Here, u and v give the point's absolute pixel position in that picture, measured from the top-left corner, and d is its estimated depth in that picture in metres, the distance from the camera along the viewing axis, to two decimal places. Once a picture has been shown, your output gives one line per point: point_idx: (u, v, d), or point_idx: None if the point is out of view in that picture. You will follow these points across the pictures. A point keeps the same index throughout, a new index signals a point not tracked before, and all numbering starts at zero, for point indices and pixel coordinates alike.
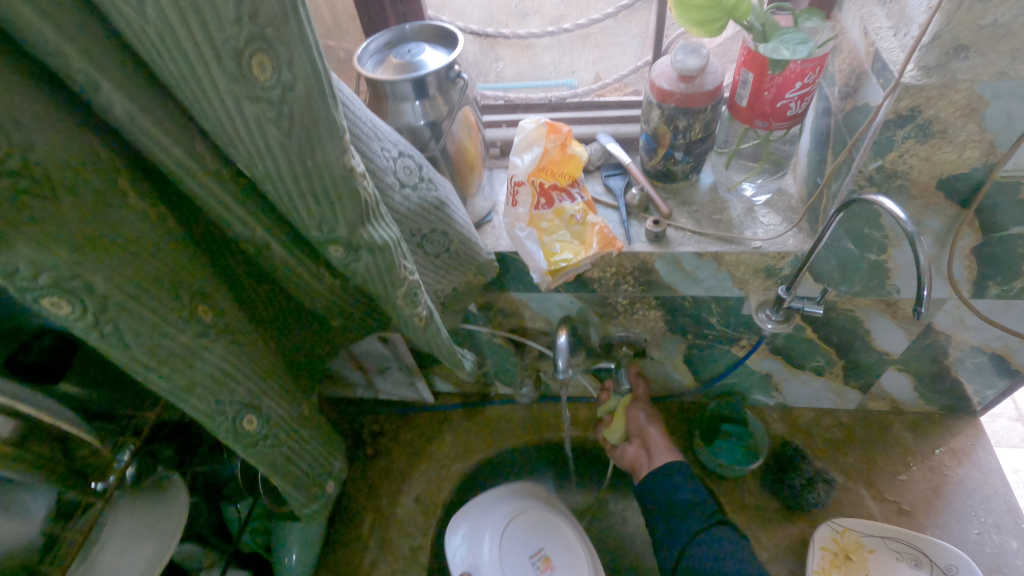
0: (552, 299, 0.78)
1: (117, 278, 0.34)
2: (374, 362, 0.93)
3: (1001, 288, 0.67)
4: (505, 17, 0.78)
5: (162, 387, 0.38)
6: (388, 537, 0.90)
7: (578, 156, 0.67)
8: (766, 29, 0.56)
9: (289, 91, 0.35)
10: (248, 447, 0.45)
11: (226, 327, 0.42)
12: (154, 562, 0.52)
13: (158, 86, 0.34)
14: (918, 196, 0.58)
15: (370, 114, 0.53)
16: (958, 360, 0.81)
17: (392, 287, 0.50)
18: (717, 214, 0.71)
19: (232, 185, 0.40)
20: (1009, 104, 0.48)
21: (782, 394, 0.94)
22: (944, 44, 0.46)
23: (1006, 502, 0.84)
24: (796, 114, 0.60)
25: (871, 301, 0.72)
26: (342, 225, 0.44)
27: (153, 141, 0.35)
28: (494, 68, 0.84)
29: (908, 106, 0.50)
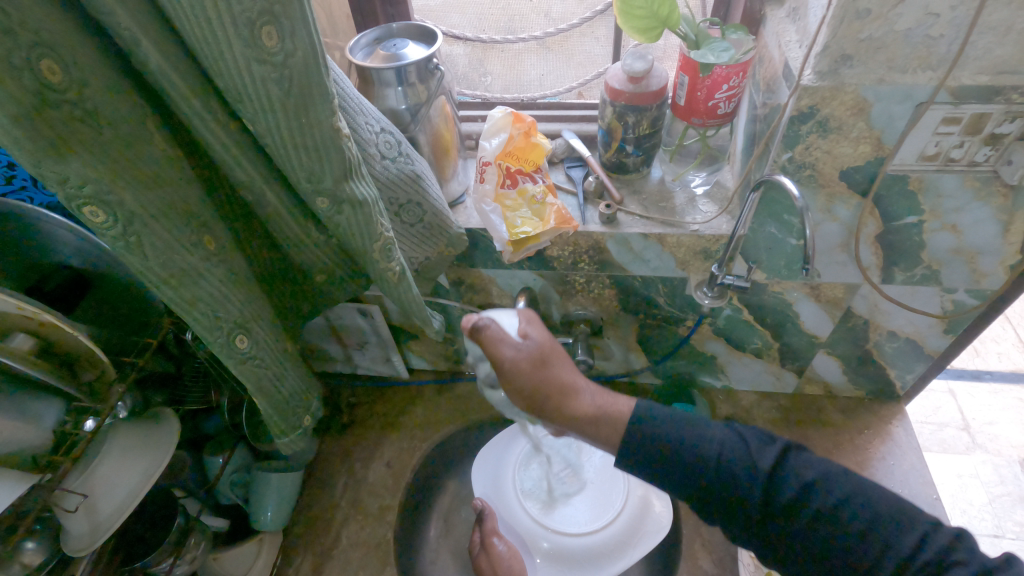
0: (516, 275, 0.87)
1: (141, 198, 0.42)
2: (354, 336, 1.00)
3: (906, 274, 0.77)
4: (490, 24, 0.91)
5: (170, 298, 0.46)
6: (358, 496, 0.96)
7: (540, 145, 0.76)
8: (698, 38, 0.67)
9: (290, 58, 0.43)
10: (238, 365, 0.53)
11: (225, 257, 0.50)
12: (147, 474, 0.60)
13: (186, 48, 0.43)
14: (825, 186, 0.68)
15: (358, 92, 0.62)
16: (879, 345, 0.90)
17: (369, 240, 0.58)
18: (663, 202, 0.81)
19: (237, 138, 0.49)
20: (887, 105, 0.59)
21: (726, 376, 1.02)
22: (833, 53, 0.56)
23: (922, 476, 0.93)
24: (726, 113, 0.71)
25: (796, 284, 0.81)
26: (329, 179, 0.52)
27: (178, 93, 0.43)
28: (483, 82, 0.96)
29: (808, 105, 0.60)
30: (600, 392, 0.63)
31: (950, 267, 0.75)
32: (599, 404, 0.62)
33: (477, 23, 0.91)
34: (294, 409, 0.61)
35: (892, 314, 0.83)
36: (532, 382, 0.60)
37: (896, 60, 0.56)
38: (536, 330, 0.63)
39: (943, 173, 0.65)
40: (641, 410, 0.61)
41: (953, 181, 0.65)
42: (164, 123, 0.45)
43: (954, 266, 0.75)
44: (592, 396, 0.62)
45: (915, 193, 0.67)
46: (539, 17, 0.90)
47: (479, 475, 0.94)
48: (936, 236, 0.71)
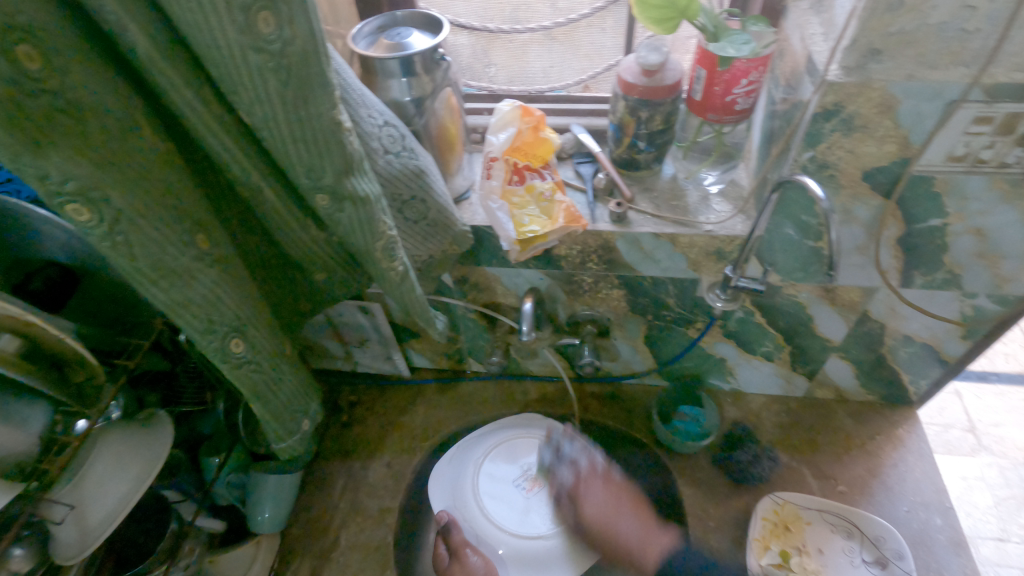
0: (522, 274, 0.84)
1: (129, 197, 0.39)
2: (355, 334, 0.98)
3: (926, 278, 0.74)
4: (497, 15, 0.86)
5: (160, 300, 0.43)
6: (358, 497, 0.94)
7: (549, 140, 0.74)
8: (717, 30, 0.63)
9: (288, 46, 0.41)
10: (233, 369, 0.50)
11: (219, 257, 0.48)
12: (139, 478, 0.58)
13: (175, 35, 0.40)
14: (846, 186, 0.65)
15: (360, 84, 0.59)
16: (893, 349, 0.87)
17: (371, 239, 0.55)
18: (675, 200, 0.78)
19: (233, 131, 0.46)
20: (917, 102, 0.56)
21: (736, 379, 1.00)
22: (861, 48, 0.54)
23: (934, 483, 0.91)
24: (743, 108, 0.68)
25: (811, 287, 0.79)
26: (329, 175, 0.49)
27: (171, 85, 0.41)
28: (487, 73, 0.92)
29: (832, 102, 0.57)
30: (643, 526, 0.82)
31: (971, 272, 0.72)
32: (643, 545, 0.81)
33: (482, 13, 0.86)
34: (293, 414, 0.59)
35: (908, 319, 0.81)
36: (597, 529, 0.82)
37: (927, 55, 0.53)
38: (597, 492, 0.84)
39: (970, 175, 0.62)
40: (672, 556, 0.80)
41: (980, 183, 0.63)
42: (155, 115, 0.43)
43: (975, 271, 0.72)
44: (637, 531, 0.81)
45: (940, 195, 0.64)
46: (545, 7, 0.84)
47: (439, 486, 0.91)
48: (959, 240, 0.69)
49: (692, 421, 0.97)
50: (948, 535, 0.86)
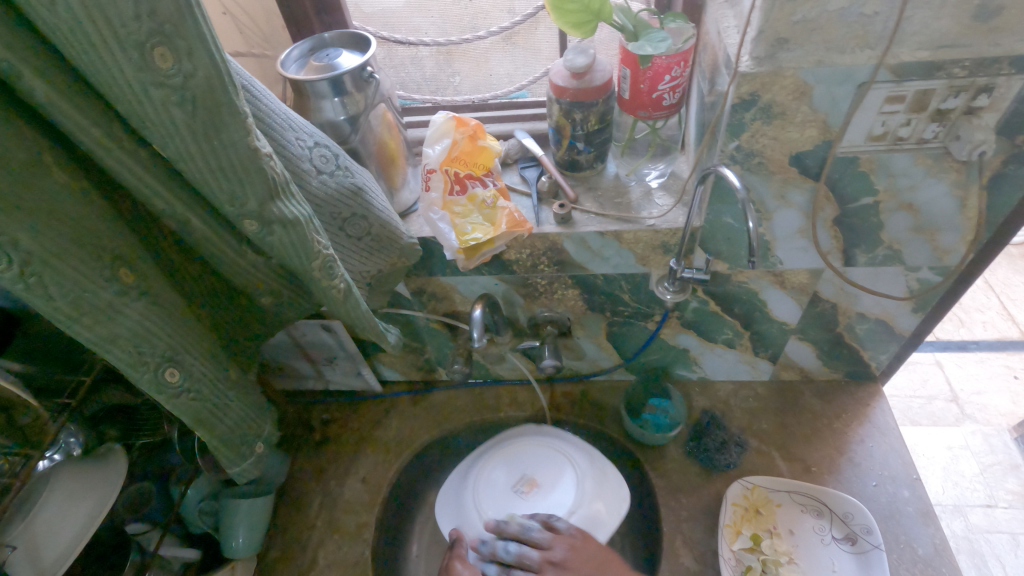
0: (477, 281, 0.85)
1: (38, 236, 0.40)
2: (321, 352, 0.99)
3: (868, 255, 0.75)
4: (457, 32, 0.87)
5: (85, 336, 0.44)
6: (334, 515, 0.94)
7: (489, 148, 0.75)
8: (636, 28, 0.65)
9: (189, 78, 0.42)
10: (171, 399, 0.51)
11: (147, 290, 0.48)
12: (92, 517, 0.58)
13: (75, 77, 0.41)
14: (776, 172, 0.66)
15: (287, 108, 0.60)
16: (850, 327, 0.89)
17: (305, 259, 0.56)
18: (620, 197, 0.79)
19: (151, 165, 0.47)
20: (829, 87, 0.57)
21: (702, 368, 1.01)
22: (768, 38, 0.55)
23: (902, 456, 0.92)
24: (671, 104, 0.69)
25: (760, 273, 0.80)
26: (252, 200, 0.50)
27: (75, 124, 0.41)
28: (451, 83, 0.94)
29: (748, 92, 0.59)
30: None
31: (912, 247, 0.74)
32: None
33: (441, 26, 0.87)
34: (243, 437, 0.60)
35: (859, 296, 0.82)
36: None
37: (832, 40, 0.55)
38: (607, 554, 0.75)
39: (894, 152, 0.63)
40: None
41: (904, 160, 0.64)
42: (67, 155, 0.43)
43: (915, 245, 0.73)
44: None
45: (867, 174, 0.66)
46: (502, 12, 0.86)
47: (443, 515, 0.90)
48: (894, 216, 0.70)
49: (662, 413, 0.99)
50: (917, 507, 0.87)
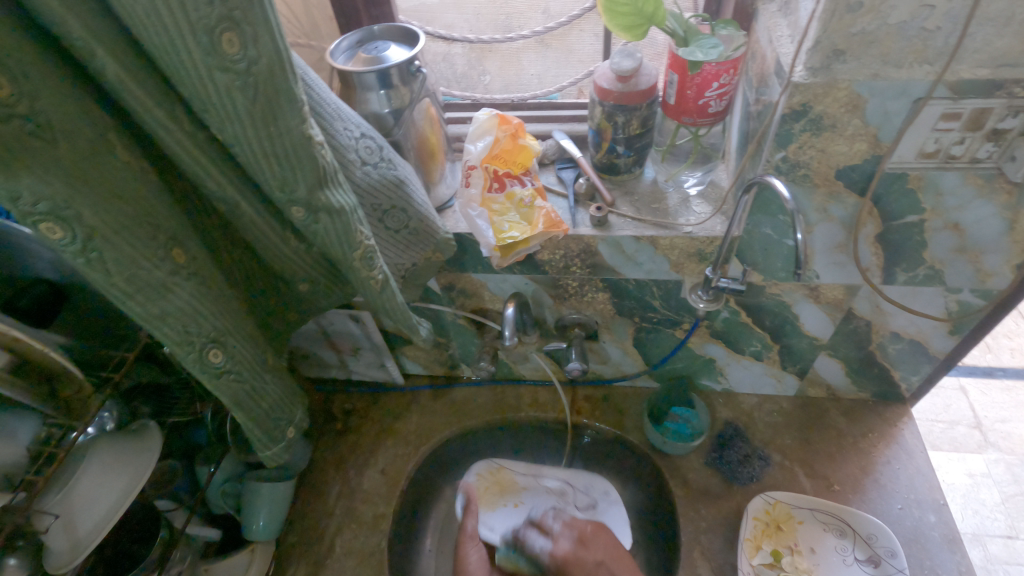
0: (508, 280, 0.85)
1: (101, 213, 0.41)
2: (347, 342, 0.99)
3: (908, 274, 0.74)
4: (492, 30, 0.87)
5: (137, 313, 0.45)
6: (353, 505, 0.95)
7: (529, 147, 0.75)
8: (687, 33, 0.65)
9: (253, 65, 0.42)
10: (213, 379, 0.52)
11: (196, 270, 0.49)
12: (127, 490, 0.59)
13: (143, 55, 0.41)
14: (821, 185, 0.66)
15: (336, 98, 0.61)
16: (882, 346, 0.87)
17: (348, 248, 0.56)
18: (656, 203, 0.79)
19: (207, 147, 0.47)
20: (883, 101, 0.57)
21: (726, 379, 1.00)
22: (825, 49, 0.54)
23: (928, 480, 0.91)
24: (717, 111, 0.69)
25: (795, 286, 0.79)
26: (302, 187, 0.50)
27: (140, 102, 0.42)
28: (482, 81, 0.94)
29: (800, 102, 0.58)
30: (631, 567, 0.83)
31: (953, 268, 0.72)
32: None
33: (474, 23, 0.87)
34: (277, 421, 0.60)
35: (894, 315, 0.81)
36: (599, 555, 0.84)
37: (891, 54, 0.54)
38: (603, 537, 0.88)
39: (944, 170, 0.62)
40: None
41: (954, 179, 0.63)
42: (128, 133, 0.44)
43: (957, 266, 0.72)
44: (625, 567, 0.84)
45: (915, 191, 0.65)
46: (537, 13, 0.85)
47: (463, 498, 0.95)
48: (938, 235, 0.69)
49: (684, 422, 0.99)
50: (942, 532, 0.85)
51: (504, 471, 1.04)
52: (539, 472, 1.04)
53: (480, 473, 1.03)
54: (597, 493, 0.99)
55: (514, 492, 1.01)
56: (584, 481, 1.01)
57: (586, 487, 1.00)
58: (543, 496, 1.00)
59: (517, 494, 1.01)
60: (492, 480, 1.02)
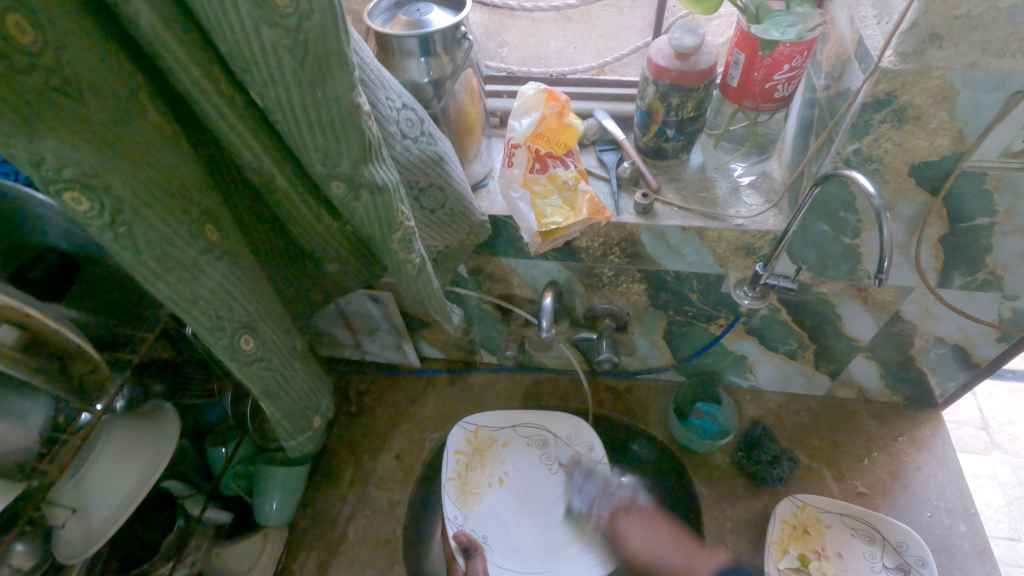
0: (540, 266, 0.81)
1: (132, 184, 0.36)
2: (364, 323, 0.95)
3: (966, 278, 0.70)
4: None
5: (166, 295, 0.41)
6: (367, 490, 0.92)
7: (573, 126, 0.70)
8: (759, 11, 0.60)
9: (305, 20, 0.37)
10: (242, 366, 0.48)
11: (228, 248, 0.45)
12: (144, 478, 0.56)
13: (181, 1, 0.36)
14: (891, 181, 0.61)
15: (378, 64, 0.56)
16: (923, 350, 0.84)
17: (388, 230, 0.51)
18: (703, 191, 0.75)
19: (245, 115, 0.43)
20: (977, 93, 0.52)
21: (755, 376, 0.97)
22: (921, 32, 0.50)
23: (959, 488, 0.88)
24: (783, 96, 0.64)
25: (844, 286, 0.75)
26: (346, 161, 0.45)
27: (174, 55, 0.37)
28: (507, 53, 0.88)
29: (885, 90, 0.53)
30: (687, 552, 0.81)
31: (1015, 274, 0.68)
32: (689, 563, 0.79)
33: None
34: (302, 411, 0.56)
35: (942, 320, 0.77)
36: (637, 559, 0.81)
37: (992, 42, 0.50)
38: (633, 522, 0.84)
39: None
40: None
41: None
42: (160, 93, 0.39)
43: (1018, 272, 0.68)
44: (681, 555, 0.80)
45: (991, 192, 0.61)
46: None
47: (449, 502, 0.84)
48: (1005, 240, 0.65)
49: (708, 417, 0.96)
50: (973, 543, 0.84)
51: (481, 431, 0.91)
52: (518, 420, 0.92)
53: (458, 449, 0.89)
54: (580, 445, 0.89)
55: (493, 453, 0.91)
56: (567, 430, 0.90)
57: (571, 436, 0.90)
58: (524, 449, 0.91)
59: (499, 455, 0.91)
60: (471, 449, 0.90)
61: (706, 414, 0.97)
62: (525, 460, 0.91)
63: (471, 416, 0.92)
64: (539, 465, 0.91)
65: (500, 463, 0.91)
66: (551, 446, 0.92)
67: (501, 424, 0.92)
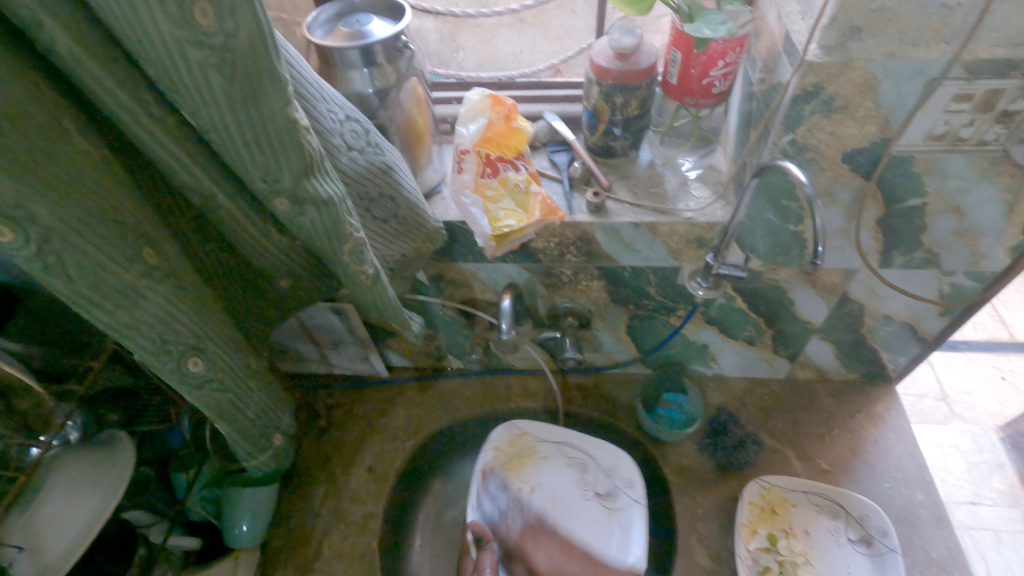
0: (500, 269, 0.82)
1: (59, 211, 0.36)
2: (328, 336, 0.94)
3: (905, 258, 0.73)
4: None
5: (105, 322, 0.40)
6: (340, 504, 0.91)
7: (522, 129, 0.71)
8: (692, 10, 0.62)
9: (231, 39, 0.37)
10: (193, 390, 0.47)
11: (170, 271, 0.44)
12: (98, 512, 0.54)
13: (99, 26, 0.36)
14: (827, 168, 0.64)
15: (318, 77, 0.56)
16: (874, 328, 0.87)
17: (336, 242, 0.51)
18: (654, 187, 0.76)
19: (178, 136, 0.42)
20: (898, 81, 0.55)
21: (718, 364, 1.00)
22: (841, 26, 0.52)
23: (915, 459, 0.92)
24: (720, 91, 0.67)
25: (793, 272, 0.78)
26: (287, 177, 0.45)
27: (95, 79, 0.36)
28: (456, 58, 0.88)
29: (812, 83, 0.56)
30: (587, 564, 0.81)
31: (950, 250, 0.72)
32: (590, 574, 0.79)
33: None
34: (262, 429, 0.56)
35: (888, 298, 0.80)
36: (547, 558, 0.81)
37: (908, 32, 0.52)
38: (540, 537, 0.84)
39: (951, 154, 0.61)
40: None
41: (960, 162, 0.62)
42: (85, 118, 0.39)
43: (954, 249, 0.71)
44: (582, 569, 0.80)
45: (920, 175, 0.63)
46: None
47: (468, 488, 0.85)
48: (938, 219, 0.68)
49: (677, 409, 0.97)
50: (931, 510, 0.87)
51: (525, 437, 0.90)
52: (562, 437, 0.90)
53: (499, 446, 0.89)
54: (620, 480, 0.85)
55: (533, 463, 0.89)
56: (608, 460, 0.87)
57: (611, 468, 0.86)
58: (564, 469, 0.88)
59: (536, 466, 0.89)
60: (512, 452, 0.90)
61: (674, 405, 0.98)
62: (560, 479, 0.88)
63: (521, 420, 0.92)
64: (576, 489, 0.87)
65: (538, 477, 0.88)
66: (591, 472, 0.88)
67: (547, 437, 0.90)
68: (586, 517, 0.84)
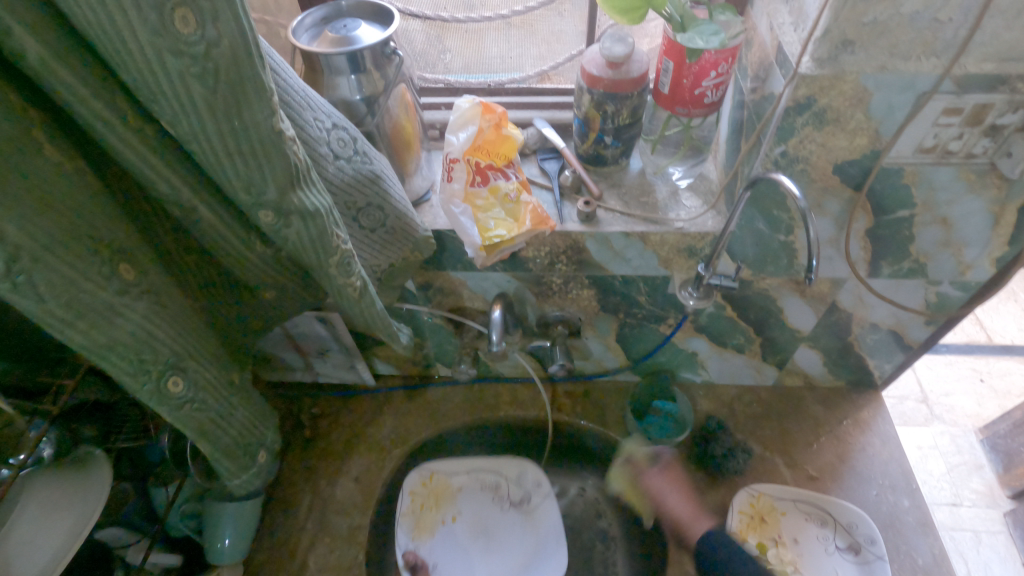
0: (489, 278, 0.81)
1: (30, 228, 0.34)
2: (314, 345, 0.92)
3: (893, 267, 0.74)
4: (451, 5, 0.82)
5: (78, 343, 0.38)
6: (324, 517, 0.89)
7: (512, 137, 0.70)
8: (684, 20, 0.61)
9: (213, 48, 0.35)
10: (173, 410, 0.45)
11: (149, 287, 0.42)
12: (73, 533, 0.53)
13: (75, 33, 0.34)
14: (818, 179, 0.64)
15: (304, 84, 0.54)
16: (861, 336, 0.87)
17: (323, 255, 0.49)
18: (644, 197, 0.76)
19: (158, 148, 0.40)
20: (888, 94, 0.55)
21: (707, 371, 0.99)
22: (834, 38, 0.52)
23: (901, 465, 0.93)
24: (712, 101, 0.66)
25: (782, 281, 0.78)
26: (272, 189, 0.44)
27: (69, 90, 0.35)
28: (443, 60, 0.87)
29: (805, 95, 0.56)
30: None
31: (937, 261, 0.72)
32: None
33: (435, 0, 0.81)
34: (245, 447, 0.54)
35: (875, 307, 0.81)
36: None
37: (898, 46, 0.52)
38: None
39: (939, 166, 0.61)
40: None
41: (948, 174, 0.62)
42: (59, 129, 0.37)
43: (941, 259, 0.72)
44: None
45: (909, 186, 0.64)
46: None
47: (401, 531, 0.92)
48: (926, 229, 0.68)
49: (666, 416, 0.96)
50: (916, 517, 0.87)
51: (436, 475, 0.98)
52: (471, 465, 1.00)
53: (414, 490, 0.95)
54: (529, 484, 0.99)
55: (448, 494, 0.97)
56: (515, 470, 1.00)
57: (519, 477, 0.99)
58: (478, 491, 0.98)
59: (453, 497, 0.97)
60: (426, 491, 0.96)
61: (664, 412, 0.97)
62: (476, 501, 0.98)
63: (427, 462, 0.98)
64: (490, 504, 0.98)
65: (455, 503, 0.97)
66: (502, 487, 0.99)
67: (456, 468, 0.99)
68: (506, 525, 0.96)
